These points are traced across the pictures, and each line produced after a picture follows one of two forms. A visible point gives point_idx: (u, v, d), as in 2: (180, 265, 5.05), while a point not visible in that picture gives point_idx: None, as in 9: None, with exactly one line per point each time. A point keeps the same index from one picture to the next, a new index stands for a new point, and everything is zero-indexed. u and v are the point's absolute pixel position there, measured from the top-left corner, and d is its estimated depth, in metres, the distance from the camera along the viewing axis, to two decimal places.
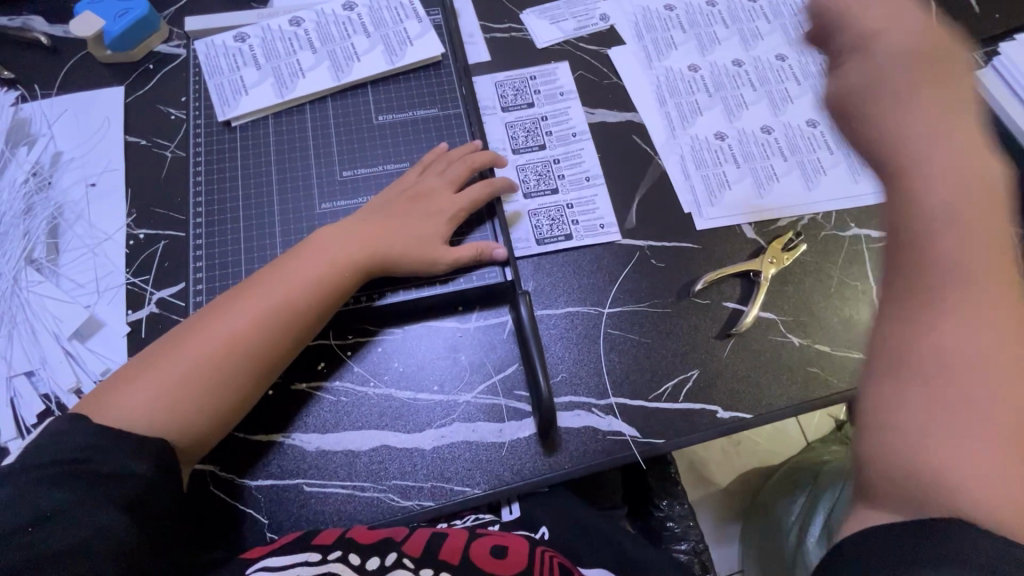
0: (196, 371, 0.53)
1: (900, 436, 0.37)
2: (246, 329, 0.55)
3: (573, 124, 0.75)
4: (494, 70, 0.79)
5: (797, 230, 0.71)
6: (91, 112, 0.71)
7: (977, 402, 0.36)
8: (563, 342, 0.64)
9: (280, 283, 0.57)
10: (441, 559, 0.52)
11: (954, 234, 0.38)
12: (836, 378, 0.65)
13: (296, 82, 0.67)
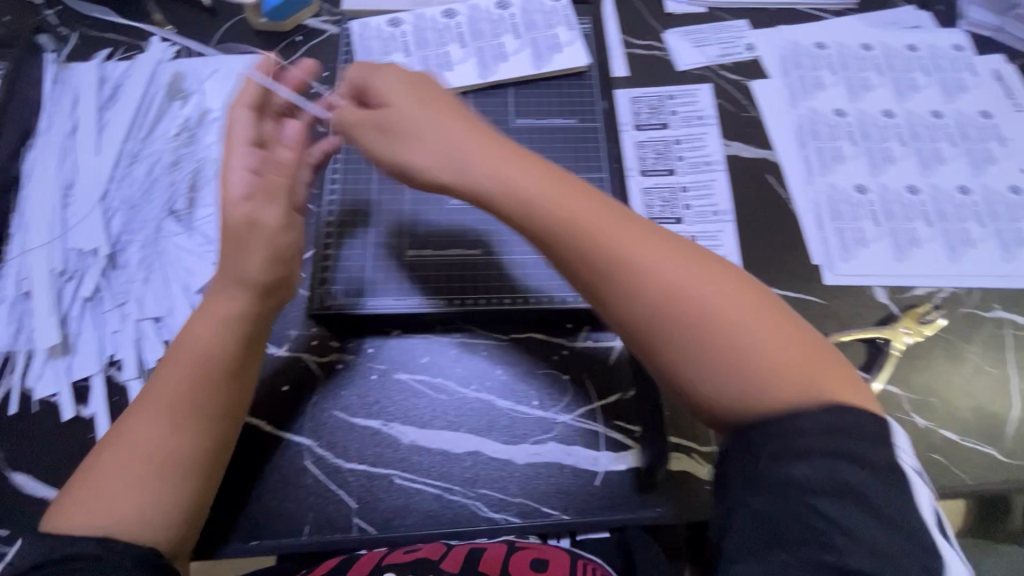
0: (149, 482, 0.46)
1: (694, 368, 0.46)
2: (167, 427, 0.48)
3: (707, 152, 0.73)
4: (631, 89, 0.76)
5: (934, 303, 0.66)
6: (240, 76, 0.73)
7: (716, 330, 0.45)
8: None
9: (184, 361, 0.50)
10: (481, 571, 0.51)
11: (620, 237, 0.48)
12: (959, 468, 0.60)
13: (442, 74, 0.67)
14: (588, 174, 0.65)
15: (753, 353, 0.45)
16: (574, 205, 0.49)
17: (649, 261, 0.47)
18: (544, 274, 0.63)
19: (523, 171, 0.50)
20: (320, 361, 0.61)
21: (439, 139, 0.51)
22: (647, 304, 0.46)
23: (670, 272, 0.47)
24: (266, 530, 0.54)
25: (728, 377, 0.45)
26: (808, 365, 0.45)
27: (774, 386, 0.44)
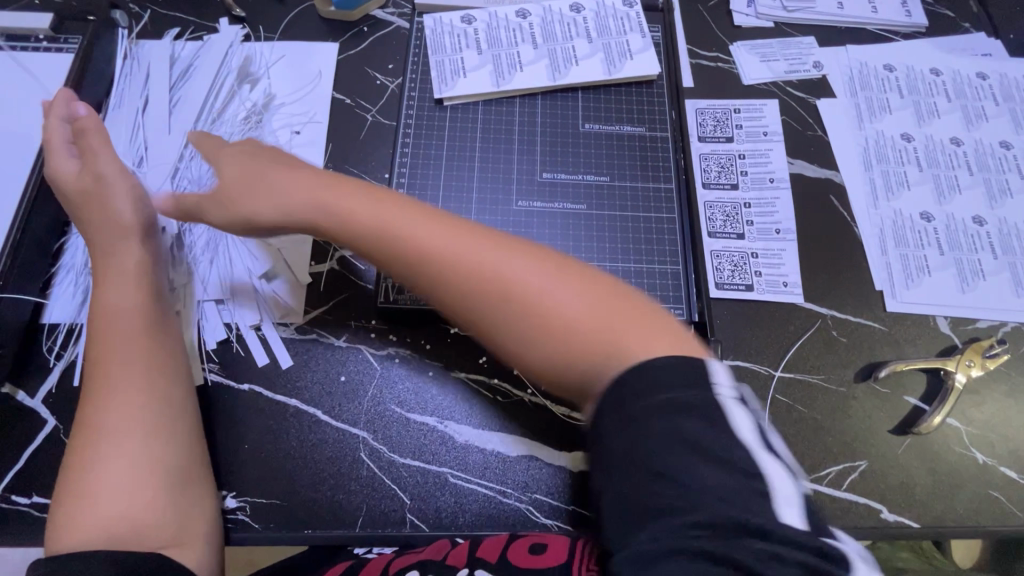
0: (133, 459, 0.48)
1: (512, 342, 0.45)
2: (130, 402, 0.50)
3: (771, 168, 0.72)
4: (697, 102, 0.76)
5: (997, 337, 0.65)
6: (307, 63, 0.73)
7: (500, 300, 0.44)
8: None
9: (119, 340, 0.52)
10: (478, 556, 0.50)
11: (440, 233, 0.47)
12: (1017, 508, 0.59)
13: (513, 74, 0.67)
14: (653, 185, 0.65)
15: (535, 314, 0.44)
16: (371, 214, 0.49)
17: (465, 253, 0.46)
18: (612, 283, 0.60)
19: (331, 189, 0.50)
20: (378, 354, 0.60)
21: (257, 167, 0.53)
22: (470, 299, 0.45)
23: (504, 265, 0.45)
24: (320, 520, 0.55)
25: (551, 351, 0.43)
26: (526, 295, 0.44)
27: (578, 350, 0.43)
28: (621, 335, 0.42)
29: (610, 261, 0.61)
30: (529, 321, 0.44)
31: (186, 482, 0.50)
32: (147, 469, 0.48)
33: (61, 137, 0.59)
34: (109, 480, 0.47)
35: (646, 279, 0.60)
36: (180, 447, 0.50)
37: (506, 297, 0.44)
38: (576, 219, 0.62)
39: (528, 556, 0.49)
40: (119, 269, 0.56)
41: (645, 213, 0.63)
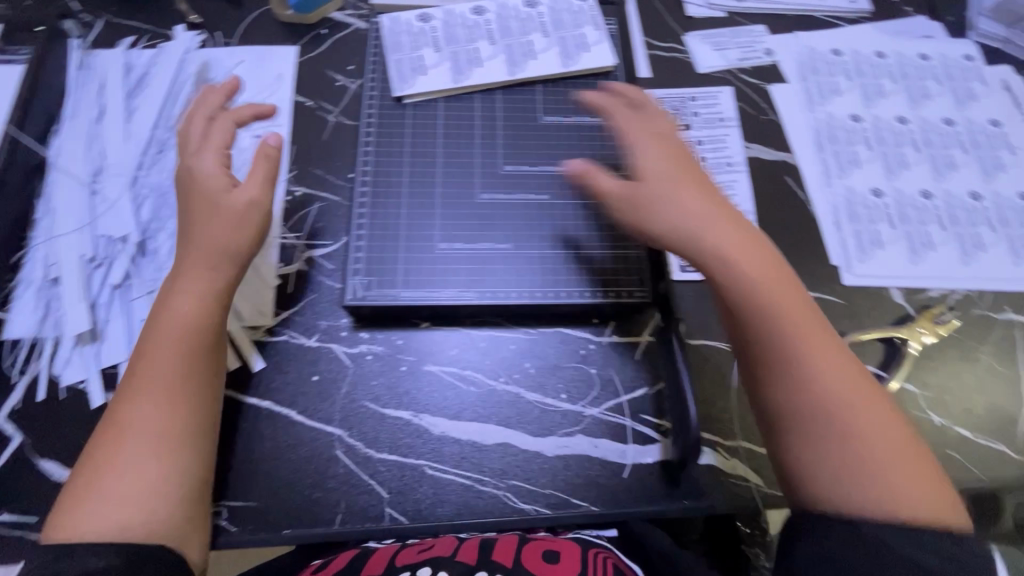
0: (142, 466, 0.48)
1: (792, 433, 0.53)
2: (162, 409, 0.50)
3: (729, 153, 0.74)
4: (655, 92, 0.77)
5: (948, 304, 0.68)
6: (266, 67, 0.73)
7: (834, 416, 0.51)
8: (695, 373, 0.63)
9: (170, 345, 0.52)
10: (495, 560, 0.55)
11: (749, 266, 0.55)
12: (973, 465, 0.62)
13: (472, 70, 0.68)
14: (615, 172, 0.67)
15: (875, 449, 0.50)
16: (790, 300, 0.55)
17: (857, 395, 0.52)
18: (574, 269, 0.63)
19: (680, 188, 0.57)
20: (350, 352, 0.61)
21: (639, 146, 0.60)
22: (788, 389, 0.53)
23: (846, 394, 0.52)
24: (298, 520, 0.55)
25: (831, 454, 0.51)
26: (835, 409, 0.51)
27: (839, 459, 0.50)
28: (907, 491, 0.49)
29: (571, 248, 0.64)
30: (826, 430, 0.51)
31: (188, 496, 0.50)
32: (150, 480, 0.48)
33: (220, 143, 0.61)
34: (122, 480, 0.48)
35: (607, 264, 0.64)
36: (195, 462, 0.51)
37: (834, 398, 0.52)
38: (538, 208, 0.65)
39: (544, 563, 0.55)
40: (200, 275, 0.55)
41: None
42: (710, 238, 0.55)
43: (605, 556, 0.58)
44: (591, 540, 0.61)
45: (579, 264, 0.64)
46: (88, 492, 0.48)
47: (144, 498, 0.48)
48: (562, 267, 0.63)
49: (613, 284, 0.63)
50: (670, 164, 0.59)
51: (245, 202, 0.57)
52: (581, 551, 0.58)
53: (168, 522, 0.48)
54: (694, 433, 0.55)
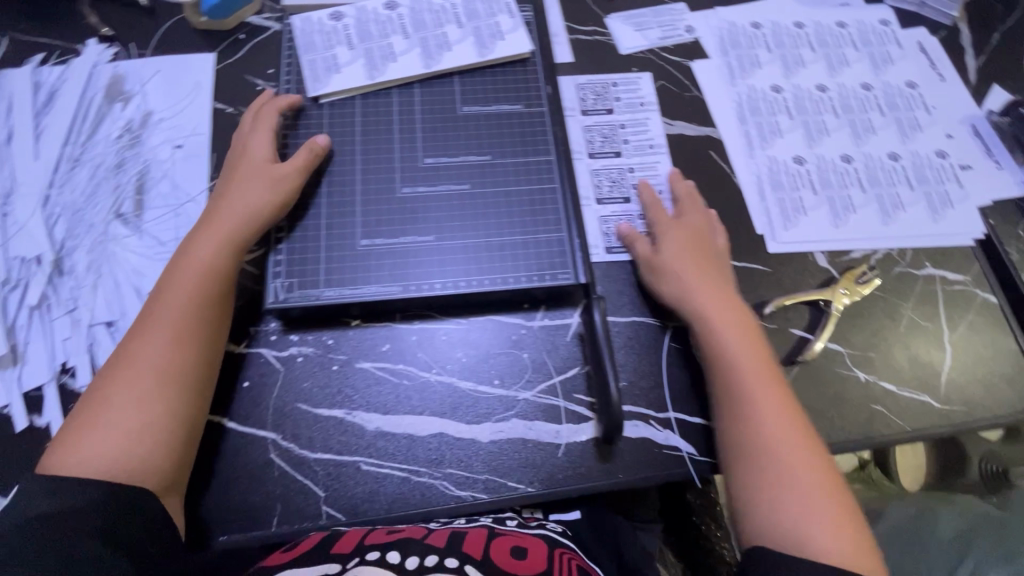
0: (145, 400, 0.52)
1: (735, 472, 0.56)
2: (172, 349, 0.54)
3: (652, 135, 0.75)
4: (578, 76, 0.78)
5: (870, 264, 0.70)
6: (183, 76, 0.72)
7: (771, 457, 0.55)
8: (625, 349, 0.64)
9: (192, 289, 0.57)
10: (463, 551, 0.53)
11: (732, 343, 0.60)
12: (898, 417, 0.64)
13: (387, 65, 0.69)
14: (535, 158, 0.68)
15: (810, 493, 0.53)
16: (734, 344, 0.59)
17: (793, 439, 0.56)
18: (499, 256, 0.64)
19: (698, 274, 0.63)
20: (281, 355, 0.61)
21: (682, 245, 0.65)
22: (730, 428, 0.57)
23: (785, 437, 0.56)
24: (235, 524, 0.55)
25: (769, 505, 0.53)
26: (773, 459, 0.55)
27: (781, 505, 0.53)
28: (835, 537, 0.52)
29: (494, 235, 0.64)
30: (766, 477, 0.54)
31: (175, 445, 0.53)
32: (145, 422, 0.52)
33: (270, 124, 0.65)
34: (124, 410, 0.52)
35: (533, 249, 0.64)
36: (193, 406, 0.54)
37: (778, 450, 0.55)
38: (461, 197, 0.65)
39: (511, 559, 0.53)
40: (225, 226, 0.60)
41: (528, 185, 0.67)
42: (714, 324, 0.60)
43: (569, 558, 0.57)
44: (556, 539, 0.60)
45: (504, 251, 0.64)
46: (97, 415, 0.52)
47: (136, 438, 0.51)
48: (486, 255, 0.64)
49: (541, 269, 0.63)
50: (702, 260, 0.64)
51: (280, 176, 0.61)
52: (546, 551, 0.56)
53: (153, 465, 0.51)
54: (616, 412, 0.56)
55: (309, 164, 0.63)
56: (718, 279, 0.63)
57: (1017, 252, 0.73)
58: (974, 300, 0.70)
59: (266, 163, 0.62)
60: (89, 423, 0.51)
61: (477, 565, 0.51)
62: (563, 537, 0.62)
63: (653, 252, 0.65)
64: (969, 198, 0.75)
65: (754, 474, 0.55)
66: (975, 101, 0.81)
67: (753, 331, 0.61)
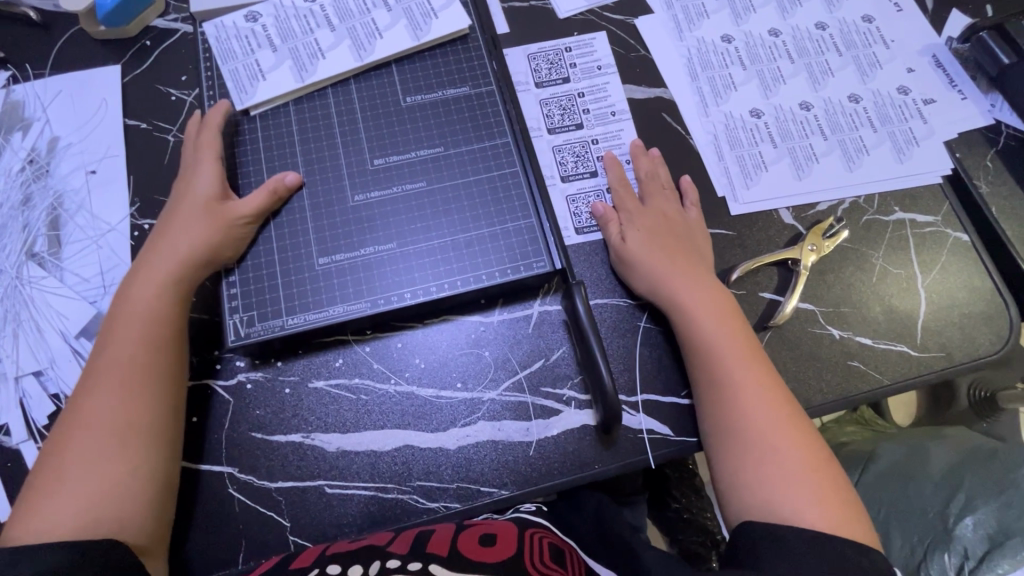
0: (109, 458, 0.49)
1: (716, 451, 0.55)
2: (127, 401, 0.50)
3: (612, 101, 0.71)
4: (529, 45, 0.73)
5: (837, 216, 0.67)
6: (86, 93, 0.66)
7: (755, 436, 0.53)
8: (611, 333, 0.61)
9: (139, 334, 0.53)
10: (428, 552, 0.48)
11: (702, 321, 0.57)
12: (876, 370, 0.62)
13: (315, 64, 0.64)
14: (482, 145, 0.64)
15: (794, 467, 0.52)
16: (713, 326, 0.57)
17: (774, 415, 0.54)
18: (466, 253, 0.60)
19: (670, 262, 0.60)
20: (227, 385, 0.58)
21: (645, 227, 0.62)
22: (713, 410, 0.55)
23: (767, 413, 0.54)
24: (200, 565, 0.53)
25: (750, 480, 0.52)
26: (751, 433, 0.53)
27: (762, 478, 0.52)
28: (823, 509, 0.50)
29: (460, 232, 0.61)
30: (745, 452, 0.53)
31: (152, 493, 0.49)
32: (113, 479, 0.48)
33: (215, 152, 0.59)
34: (86, 472, 0.48)
35: (503, 240, 0.60)
36: (161, 456, 0.51)
37: (756, 424, 0.53)
38: (418, 197, 0.61)
39: (480, 548, 0.50)
40: (167, 262, 0.55)
41: (488, 172, 0.63)
42: (682, 305, 0.58)
43: (540, 536, 0.55)
44: (528, 521, 0.59)
45: (472, 248, 0.60)
46: (55, 482, 0.48)
47: (104, 495, 0.48)
48: (454, 255, 0.60)
49: (515, 260, 0.60)
50: (665, 242, 0.61)
51: (236, 220, 0.57)
52: (515, 533, 0.54)
53: (130, 519, 0.48)
54: (613, 401, 0.54)
55: (269, 202, 0.58)
56: (685, 260, 0.61)
57: (986, 185, 0.70)
58: (945, 240, 0.67)
59: (217, 202, 0.57)
60: (48, 487, 0.48)
61: (444, 563, 0.47)
62: (538, 516, 0.62)
63: (616, 238, 0.63)
64: (934, 133, 0.71)
65: (732, 451, 0.53)
66: (934, 30, 0.77)
67: (727, 311, 0.58)
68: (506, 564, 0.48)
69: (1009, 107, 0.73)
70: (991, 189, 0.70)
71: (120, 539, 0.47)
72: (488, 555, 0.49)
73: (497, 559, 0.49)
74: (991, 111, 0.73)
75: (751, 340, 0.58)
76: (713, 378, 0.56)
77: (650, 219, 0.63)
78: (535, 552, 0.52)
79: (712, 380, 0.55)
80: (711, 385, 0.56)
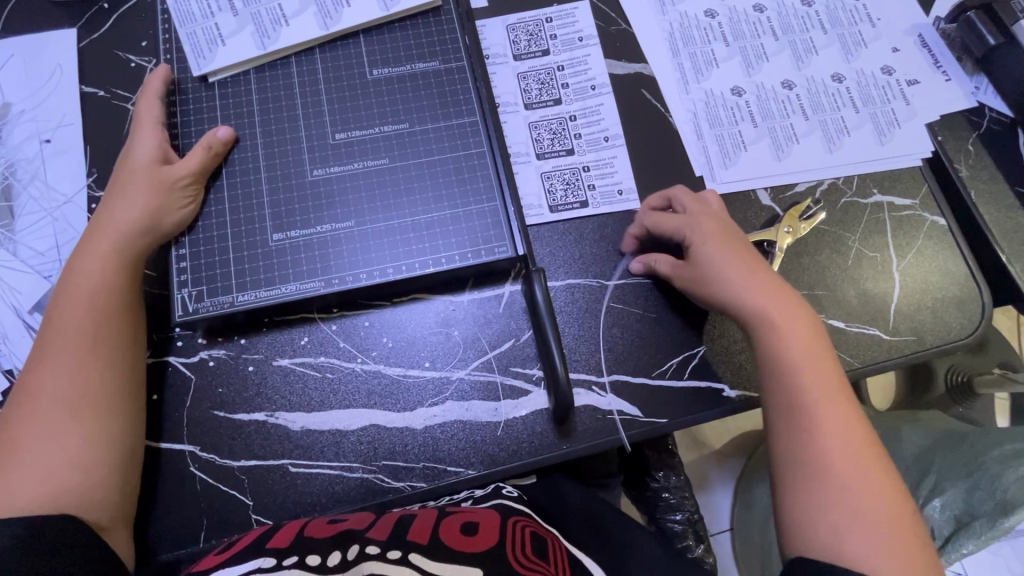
0: (61, 433, 0.47)
1: (790, 486, 0.51)
2: (78, 377, 0.49)
3: (591, 75, 0.69)
4: (506, 18, 0.70)
5: (814, 197, 0.66)
6: (40, 58, 0.63)
7: (834, 474, 0.50)
8: (573, 318, 0.60)
9: (86, 309, 0.51)
10: (409, 539, 0.47)
11: (789, 345, 0.54)
12: (846, 353, 0.62)
13: (278, 31, 0.61)
14: (453, 121, 0.62)
15: (867, 507, 0.49)
16: (802, 348, 0.54)
17: (855, 453, 0.51)
18: (428, 235, 0.58)
19: (751, 280, 0.56)
20: (189, 363, 0.56)
21: (716, 242, 0.57)
22: (789, 434, 0.52)
23: (849, 455, 0.51)
24: (163, 544, 0.52)
25: (829, 522, 0.49)
26: (833, 475, 0.50)
27: (842, 522, 0.48)
28: (897, 554, 0.47)
29: (423, 213, 0.59)
30: (825, 491, 0.49)
31: (113, 466, 0.48)
32: (70, 452, 0.47)
33: (153, 118, 0.57)
34: (39, 447, 0.47)
35: (464, 223, 0.59)
36: (117, 430, 0.49)
37: (839, 463, 0.50)
38: (379, 175, 0.60)
39: (461, 536, 0.49)
40: (111, 236, 0.53)
41: (454, 152, 0.61)
42: (766, 324, 0.55)
43: (524, 525, 0.53)
44: (511, 507, 0.57)
45: (434, 230, 0.59)
46: (7, 459, 0.46)
47: (63, 470, 0.47)
48: (422, 234, 0.58)
49: (475, 245, 0.58)
50: (747, 259, 0.57)
51: (176, 184, 0.55)
52: (500, 522, 0.53)
53: (92, 492, 0.47)
54: (565, 389, 0.53)
55: (207, 159, 0.56)
56: (764, 279, 0.56)
57: (966, 169, 0.69)
58: (923, 224, 0.67)
59: (156, 167, 0.55)
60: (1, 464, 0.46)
61: (424, 551, 0.46)
62: (520, 502, 0.59)
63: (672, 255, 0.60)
64: (916, 115, 0.70)
65: (813, 488, 0.50)
66: (921, 9, 0.75)
67: (818, 337, 0.55)
68: (487, 555, 0.47)
69: (993, 90, 0.72)
70: (971, 173, 0.69)
71: (79, 514, 0.46)
72: (467, 544, 0.49)
73: (479, 548, 0.48)
74: (975, 94, 0.72)
75: (838, 372, 0.55)
76: (795, 407, 0.53)
77: (713, 231, 0.58)
78: (518, 542, 0.50)
79: (797, 409, 0.52)
80: (792, 417, 0.53)
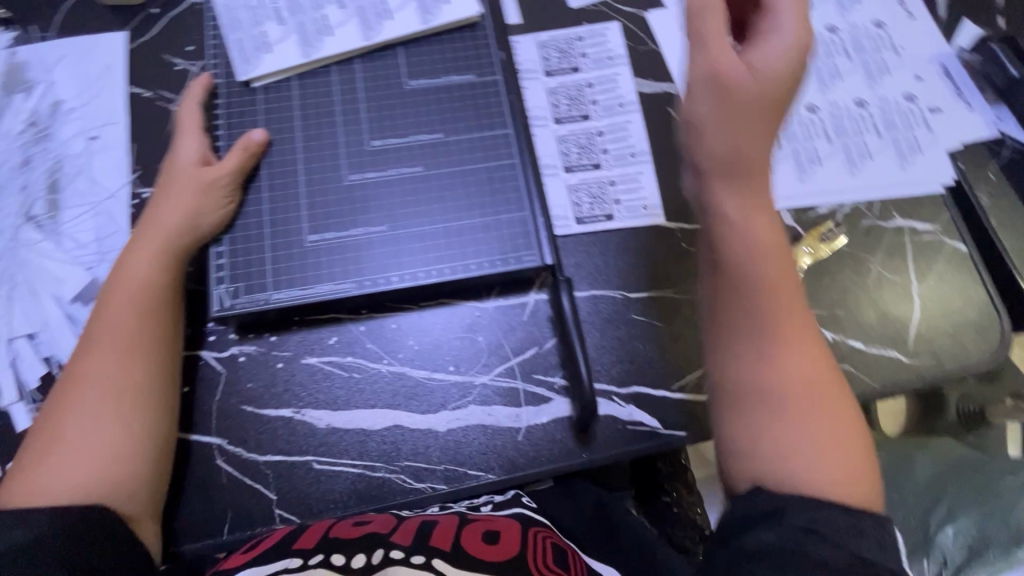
0: (103, 428, 0.49)
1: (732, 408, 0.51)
2: (121, 373, 0.50)
3: (620, 93, 0.71)
4: (538, 35, 0.72)
5: (835, 220, 0.68)
6: (91, 58, 0.66)
7: (777, 387, 0.50)
8: (597, 328, 0.61)
9: (133, 307, 0.53)
10: (432, 545, 0.48)
11: (762, 248, 0.52)
12: (866, 373, 0.62)
13: (322, 40, 0.64)
14: (486, 132, 0.64)
15: (810, 424, 0.49)
16: (767, 254, 0.53)
17: (806, 369, 0.50)
18: (457, 242, 0.60)
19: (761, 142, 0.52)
20: (220, 357, 0.58)
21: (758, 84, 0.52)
22: (746, 355, 0.51)
23: (799, 370, 0.50)
24: (187, 533, 0.53)
25: (767, 438, 0.49)
26: (782, 389, 0.50)
27: (779, 437, 0.49)
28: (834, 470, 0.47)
29: (453, 220, 0.61)
30: (772, 408, 0.50)
31: (149, 463, 0.50)
32: (108, 447, 0.48)
33: (195, 124, 0.60)
34: (80, 440, 0.48)
35: (493, 230, 0.60)
36: (154, 428, 0.51)
37: (791, 378, 0.50)
38: (413, 182, 0.61)
39: (482, 545, 0.50)
40: (160, 237, 0.55)
41: (486, 162, 0.63)
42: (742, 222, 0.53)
43: (544, 536, 0.54)
44: (530, 516, 0.57)
45: (464, 236, 0.60)
46: (49, 449, 0.48)
47: (102, 464, 0.48)
48: (452, 240, 0.60)
49: (504, 253, 0.60)
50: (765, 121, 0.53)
51: (214, 185, 0.57)
52: (520, 530, 0.53)
53: (127, 487, 0.48)
54: (588, 394, 0.56)
55: (245, 160, 0.59)
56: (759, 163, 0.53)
57: (987, 197, 0.70)
58: (943, 249, 0.67)
59: (198, 170, 0.57)
60: (44, 454, 0.48)
61: (448, 558, 0.47)
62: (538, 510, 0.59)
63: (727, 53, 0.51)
64: (938, 141, 0.71)
65: (761, 405, 0.50)
66: (945, 39, 0.76)
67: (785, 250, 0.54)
68: (509, 564, 0.48)
69: (1015, 120, 0.73)
70: (991, 201, 0.70)
71: (114, 508, 0.48)
72: (489, 554, 0.49)
73: (501, 557, 0.49)
74: (996, 123, 0.73)
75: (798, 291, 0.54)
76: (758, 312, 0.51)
77: (767, 66, 0.52)
78: (540, 552, 0.51)
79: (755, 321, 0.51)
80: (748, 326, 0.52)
